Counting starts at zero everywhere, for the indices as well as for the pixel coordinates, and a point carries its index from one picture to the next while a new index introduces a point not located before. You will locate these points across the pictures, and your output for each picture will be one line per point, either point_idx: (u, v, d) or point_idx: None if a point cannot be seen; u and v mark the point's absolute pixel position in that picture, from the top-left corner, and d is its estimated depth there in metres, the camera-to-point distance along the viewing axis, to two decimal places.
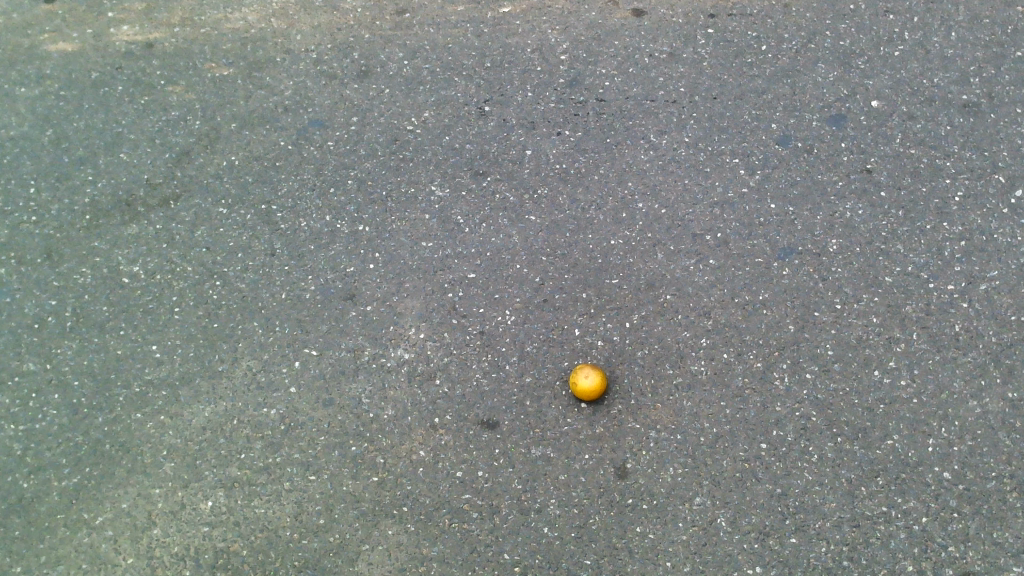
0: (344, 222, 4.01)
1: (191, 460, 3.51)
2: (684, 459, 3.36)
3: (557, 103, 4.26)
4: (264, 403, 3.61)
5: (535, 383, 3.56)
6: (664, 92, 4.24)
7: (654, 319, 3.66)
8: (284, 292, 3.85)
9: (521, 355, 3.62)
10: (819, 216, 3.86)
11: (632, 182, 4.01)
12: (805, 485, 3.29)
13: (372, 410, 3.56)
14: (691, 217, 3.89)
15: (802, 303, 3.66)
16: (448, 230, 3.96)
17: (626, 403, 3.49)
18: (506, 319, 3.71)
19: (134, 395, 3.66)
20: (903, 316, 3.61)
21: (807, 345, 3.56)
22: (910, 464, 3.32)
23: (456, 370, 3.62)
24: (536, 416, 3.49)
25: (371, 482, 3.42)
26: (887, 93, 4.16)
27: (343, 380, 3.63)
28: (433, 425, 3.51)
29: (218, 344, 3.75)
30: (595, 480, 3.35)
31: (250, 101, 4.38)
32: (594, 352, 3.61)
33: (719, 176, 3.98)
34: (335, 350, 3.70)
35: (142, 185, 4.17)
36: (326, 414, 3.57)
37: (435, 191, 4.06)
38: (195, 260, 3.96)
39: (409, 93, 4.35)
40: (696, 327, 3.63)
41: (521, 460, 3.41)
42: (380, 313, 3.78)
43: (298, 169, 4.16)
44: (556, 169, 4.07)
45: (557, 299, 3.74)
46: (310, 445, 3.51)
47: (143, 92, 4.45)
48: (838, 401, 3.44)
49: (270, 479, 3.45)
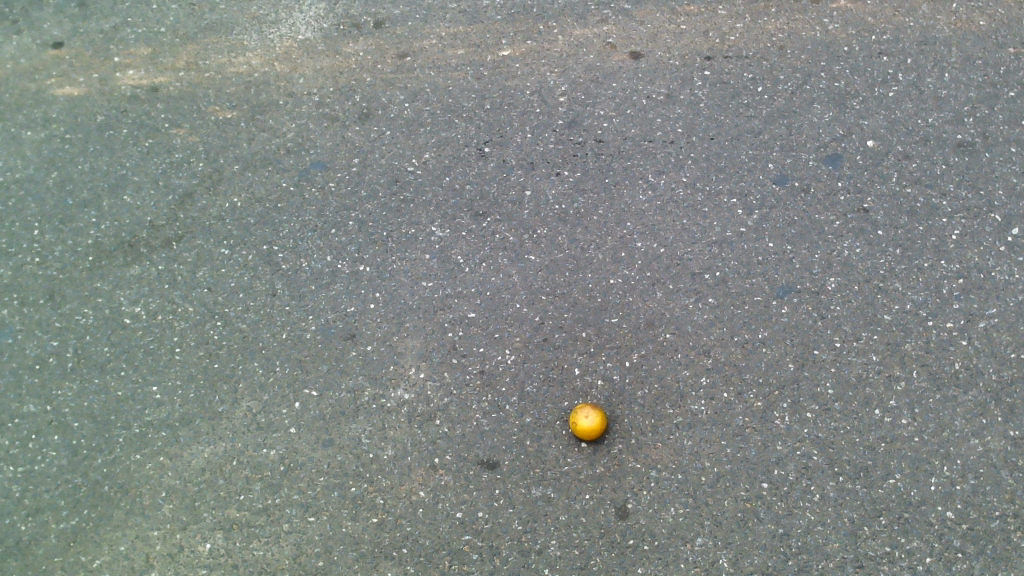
0: (345, 262, 4.04)
1: (189, 502, 3.49)
2: (685, 499, 3.34)
3: (556, 144, 4.32)
4: (264, 444, 3.60)
5: (535, 423, 3.56)
6: (662, 133, 4.29)
7: (654, 358, 3.67)
8: (285, 332, 3.87)
9: (521, 395, 3.63)
10: (817, 254, 3.88)
11: (631, 222, 4.05)
12: (807, 525, 3.26)
13: (372, 451, 3.55)
14: (689, 256, 3.92)
15: (802, 341, 3.66)
16: (449, 270, 3.98)
17: (627, 442, 3.48)
18: (506, 359, 3.72)
19: (134, 436, 3.65)
20: (902, 354, 3.62)
21: (807, 384, 3.56)
22: (913, 503, 3.29)
23: (457, 410, 3.61)
24: (536, 456, 3.48)
25: (371, 523, 3.39)
26: (882, 133, 4.21)
27: (343, 420, 3.63)
28: (433, 465, 3.50)
29: (218, 385, 3.76)
30: (596, 520, 3.32)
31: (253, 143, 4.45)
32: (595, 391, 3.61)
33: (717, 215, 4.01)
34: (335, 391, 3.71)
35: (145, 226, 4.22)
36: (326, 455, 3.56)
37: (436, 231, 4.10)
38: (197, 300, 3.99)
39: (410, 135, 4.41)
40: (695, 366, 3.63)
41: (521, 500, 3.39)
42: (381, 353, 3.79)
43: (300, 210, 4.21)
44: (555, 210, 4.11)
45: (557, 339, 3.75)
46: (309, 486, 3.49)
47: (148, 135, 4.53)
48: (839, 439, 3.43)
49: (269, 521, 3.43)
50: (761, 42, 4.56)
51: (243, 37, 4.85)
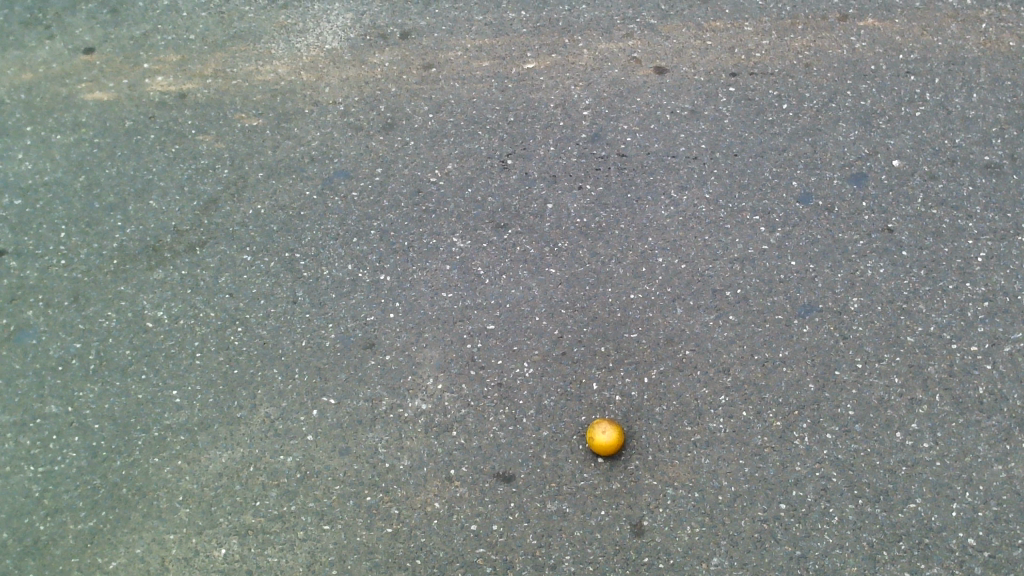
0: (366, 271, 4.07)
1: (206, 507, 3.51)
2: (701, 518, 3.31)
3: (579, 157, 4.32)
4: (281, 451, 3.62)
5: (551, 437, 3.54)
6: (685, 148, 4.29)
7: (673, 374, 3.64)
8: (305, 339, 3.89)
9: (538, 408, 3.62)
10: (840, 273, 3.85)
11: (652, 237, 4.03)
12: (825, 548, 3.22)
13: (388, 460, 3.56)
14: (710, 273, 3.90)
15: (823, 361, 3.63)
16: (469, 281, 3.99)
17: (643, 458, 3.46)
18: (524, 371, 3.71)
19: (153, 439, 3.68)
20: (925, 376, 3.57)
21: (828, 405, 3.52)
22: (933, 528, 3.24)
23: (473, 422, 3.61)
24: (552, 470, 3.47)
25: (385, 532, 3.39)
26: (908, 153, 4.18)
27: (360, 429, 3.64)
28: (448, 477, 3.50)
29: (237, 390, 3.78)
30: (611, 537, 3.30)
31: (278, 151, 4.49)
32: (612, 407, 3.60)
33: (739, 232, 4.00)
34: (353, 399, 3.72)
35: (170, 231, 4.26)
36: (342, 463, 3.57)
37: (457, 242, 4.11)
38: (218, 305, 4.02)
39: (433, 146, 4.43)
40: (714, 383, 3.61)
41: (536, 514, 3.37)
42: (399, 363, 3.80)
43: (323, 218, 4.24)
44: (577, 223, 4.11)
45: (575, 352, 3.74)
46: (325, 494, 3.50)
47: (175, 141, 4.58)
48: (859, 462, 3.39)
49: (284, 528, 3.44)
50: (787, 59, 4.54)
51: (271, 45, 4.90)
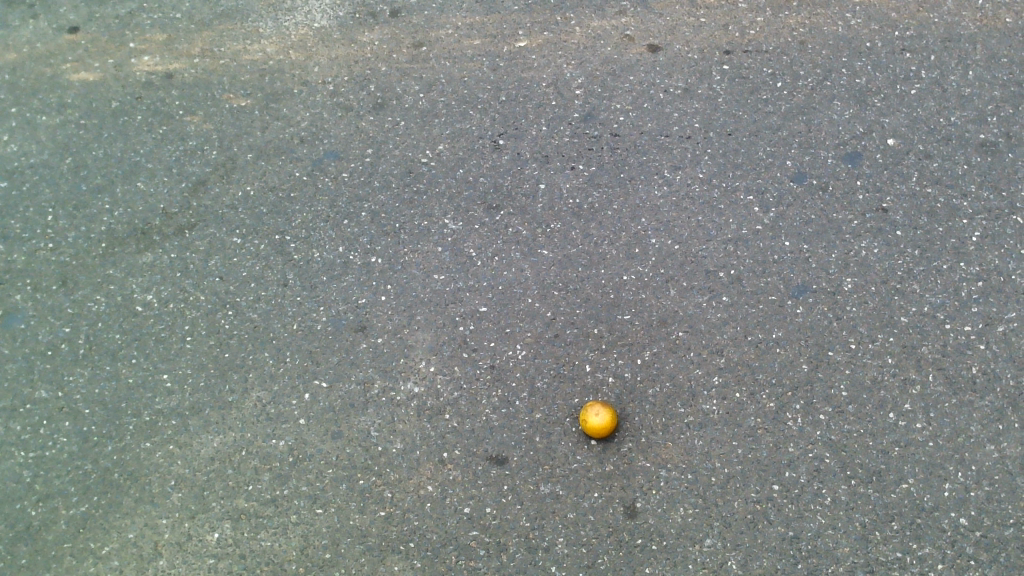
0: (357, 253, 4.04)
1: (199, 491, 3.51)
2: (694, 499, 3.31)
3: (571, 137, 4.27)
4: (273, 434, 3.61)
5: (544, 420, 3.53)
6: (679, 127, 4.24)
7: (666, 356, 3.62)
8: (296, 323, 3.88)
9: (531, 391, 3.60)
10: (834, 253, 3.81)
11: (645, 218, 4.00)
12: (818, 528, 3.21)
13: (381, 444, 3.55)
14: (704, 254, 3.87)
15: (816, 342, 3.60)
16: (461, 263, 3.96)
17: (636, 441, 3.45)
18: (516, 354, 3.70)
19: (144, 424, 3.67)
20: (919, 357, 3.54)
21: (821, 385, 3.50)
22: (926, 509, 3.23)
23: (466, 405, 3.60)
24: (545, 452, 3.46)
25: (378, 516, 3.39)
26: (903, 131, 4.14)
27: (352, 413, 3.63)
28: (441, 460, 3.49)
29: (228, 374, 3.77)
30: (604, 519, 3.30)
31: (267, 132, 4.44)
32: (605, 389, 3.58)
33: (733, 212, 3.96)
34: (345, 383, 3.70)
35: (159, 214, 4.23)
36: (335, 447, 3.56)
37: (448, 224, 4.08)
38: (208, 289, 4.00)
39: (424, 126, 4.38)
40: (707, 365, 3.59)
41: (529, 497, 3.37)
42: (391, 346, 3.77)
43: (312, 201, 4.21)
44: (569, 204, 4.07)
45: (568, 335, 3.72)
46: (317, 478, 3.49)
47: (162, 122, 4.52)
48: (852, 442, 3.37)
49: (277, 511, 3.44)
50: (782, 36, 4.48)
51: (259, 24, 4.83)
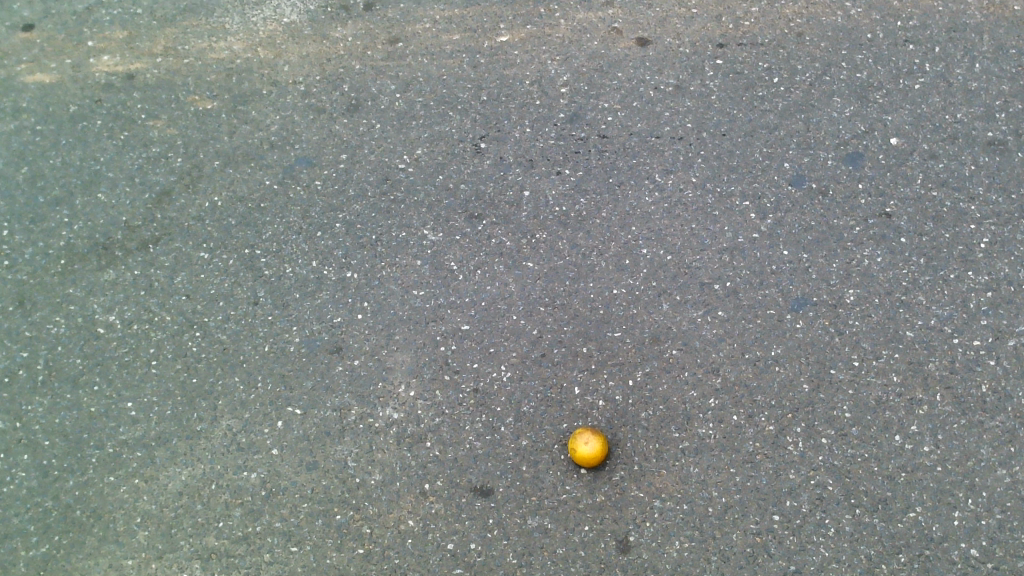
0: (331, 268, 3.81)
1: (166, 529, 3.32)
2: (690, 532, 3.13)
3: (556, 139, 4.03)
4: (244, 466, 3.41)
5: (531, 447, 3.34)
6: (670, 128, 4.00)
7: (658, 377, 3.43)
8: (268, 345, 3.66)
9: (517, 416, 3.41)
10: (835, 263, 3.60)
11: (636, 226, 3.78)
12: (821, 562, 3.04)
13: (359, 475, 3.35)
14: (698, 264, 3.65)
15: (818, 359, 3.40)
16: (441, 278, 3.74)
17: (629, 469, 3.26)
18: (501, 376, 3.49)
19: (108, 456, 3.47)
20: (926, 374, 3.35)
21: (823, 407, 3.31)
22: (935, 539, 3.05)
23: (448, 432, 3.40)
24: (533, 482, 3.27)
25: (357, 554, 3.21)
26: (907, 130, 3.91)
27: (328, 442, 3.43)
28: (422, 492, 3.30)
29: (196, 401, 3.56)
30: (595, 554, 3.13)
31: (235, 137, 4.19)
32: (595, 413, 3.39)
33: (728, 219, 3.74)
34: (320, 409, 3.50)
35: (121, 228, 3.98)
36: (310, 479, 3.37)
37: (427, 235, 3.85)
38: (174, 308, 3.78)
39: (401, 129, 4.13)
40: (702, 385, 3.39)
41: (516, 531, 3.19)
42: (368, 369, 3.57)
43: (284, 211, 3.97)
44: (556, 212, 3.85)
45: (555, 354, 3.52)
46: (292, 513, 3.31)
47: (123, 127, 4.26)
48: (856, 468, 3.19)
49: (249, 550, 3.25)
50: (778, 28, 4.24)
51: (225, 20, 4.55)
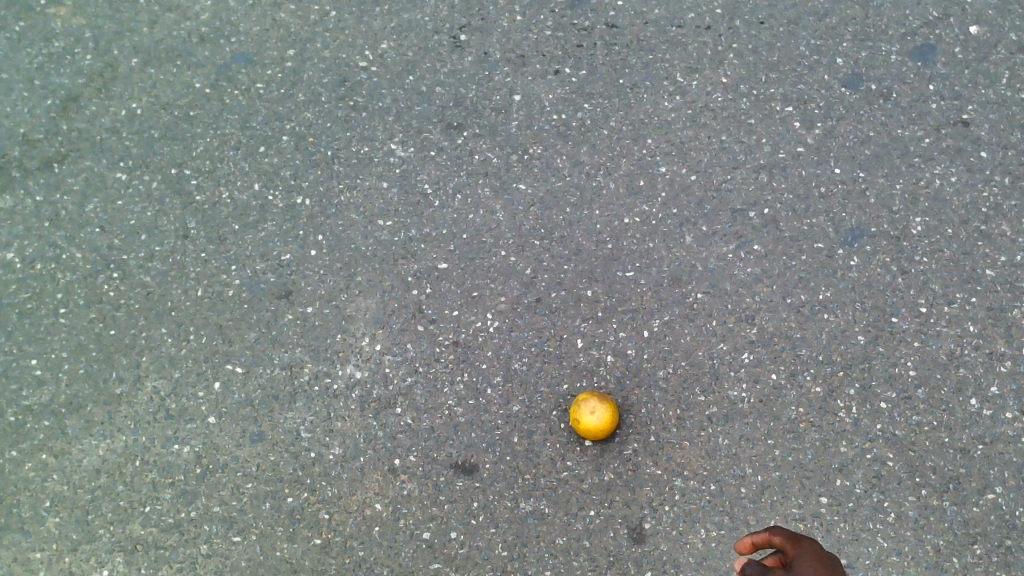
0: (278, 192, 3.10)
1: (81, 515, 2.73)
2: (718, 518, 2.58)
3: (554, 30, 3.24)
4: (174, 438, 2.80)
5: (524, 415, 2.74)
6: (696, 15, 3.21)
7: (680, 327, 2.79)
8: (201, 288, 2.98)
9: (506, 376, 2.79)
10: (899, 184, 2.92)
11: (652, 138, 3.06)
12: (877, 554, 2.51)
13: (314, 449, 2.76)
14: (729, 186, 2.96)
15: (876, 304, 2.76)
16: (413, 204, 3.04)
17: (643, 441, 2.67)
18: (486, 326, 2.85)
19: (8, 426, 2.85)
20: (1010, 323, 2.73)
21: (882, 363, 2.69)
22: (1017, 527, 2.52)
23: (423, 396, 2.79)
24: (526, 458, 2.69)
25: (313, 545, 2.66)
26: (990, 15, 3.15)
27: (276, 408, 2.81)
28: (392, 469, 2.72)
29: (115, 359, 2.91)
30: (603, 545, 2.59)
31: (156, 28, 3.38)
32: (602, 372, 2.77)
33: (767, 129, 3.02)
34: (266, 368, 2.86)
35: (18, 142, 3.23)
36: (255, 453, 2.77)
37: (395, 150, 3.13)
38: (86, 243, 3.08)
39: (361, 17, 3.34)
40: (734, 337, 2.76)
41: (507, 518, 2.64)
42: (325, 317, 2.92)
43: (218, 122, 3.22)
44: (553, 121, 3.11)
45: (553, 299, 2.87)
46: (233, 496, 2.72)
47: (18, 15, 3.44)
48: (923, 439, 2.61)
49: (182, 541, 2.69)
50: None
51: None
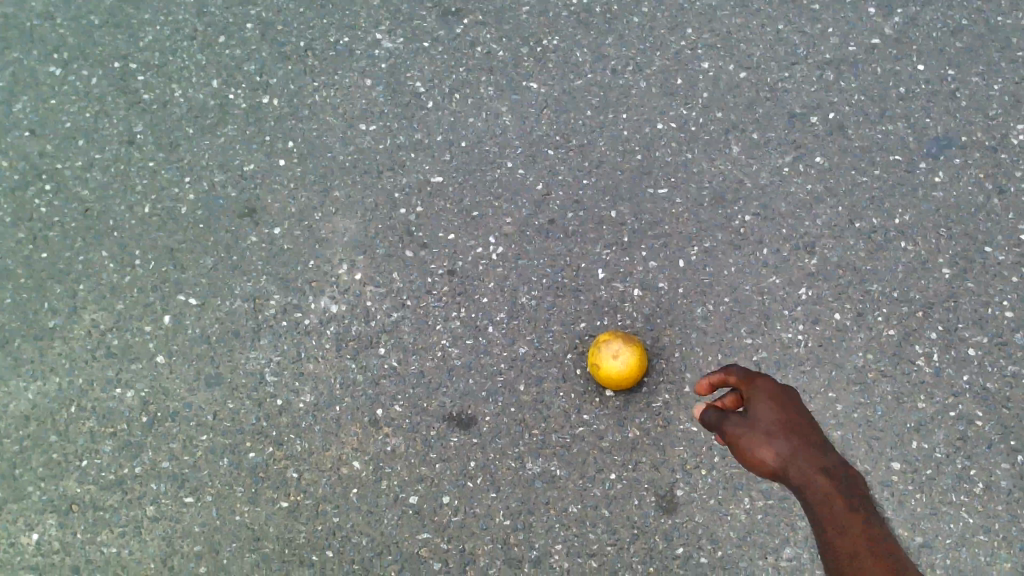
0: (240, 90, 2.57)
1: (7, 470, 2.31)
2: (766, 486, 2.16)
3: None
4: (117, 381, 2.36)
5: (532, 359, 2.28)
6: None
7: (723, 255, 2.30)
8: (149, 204, 2.50)
9: (512, 312, 2.32)
10: (996, 85, 2.39)
11: (695, 26, 2.49)
12: (961, 532, 2.08)
13: (281, 396, 2.31)
14: (787, 86, 2.42)
15: (965, 231, 2.28)
16: (401, 106, 2.51)
17: (676, 392, 2.22)
18: (488, 252, 2.37)
19: None
20: None
21: (972, 302, 2.23)
22: None
23: (411, 334, 2.33)
24: (534, 410, 2.24)
25: (278, 509, 2.23)
26: None
27: (236, 347, 2.36)
28: (373, 421, 2.27)
29: (48, 286, 2.45)
30: (626, 515, 2.17)
31: None
32: (627, 309, 2.29)
33: (836, 16, 2.45)
34: (226, 299, 2.40)
35: None
36: (211, 400, 2.32)
37: (381, 40, 2.57)
38: (10, 148, 2.56)
39: None
40: (788, 269, 2.28)
41: (510, 481, 2.21)
42: (294, 240, 2.43)
43: (167, 4, 2.65)
44: (574, 4, 2.53)
45: (569, 221, 2.37)
46: (186, 450, 2.29)
47: None
48: (1018, 395, 2.16)
49: (125, 502, 2.27)
50: None
51: None
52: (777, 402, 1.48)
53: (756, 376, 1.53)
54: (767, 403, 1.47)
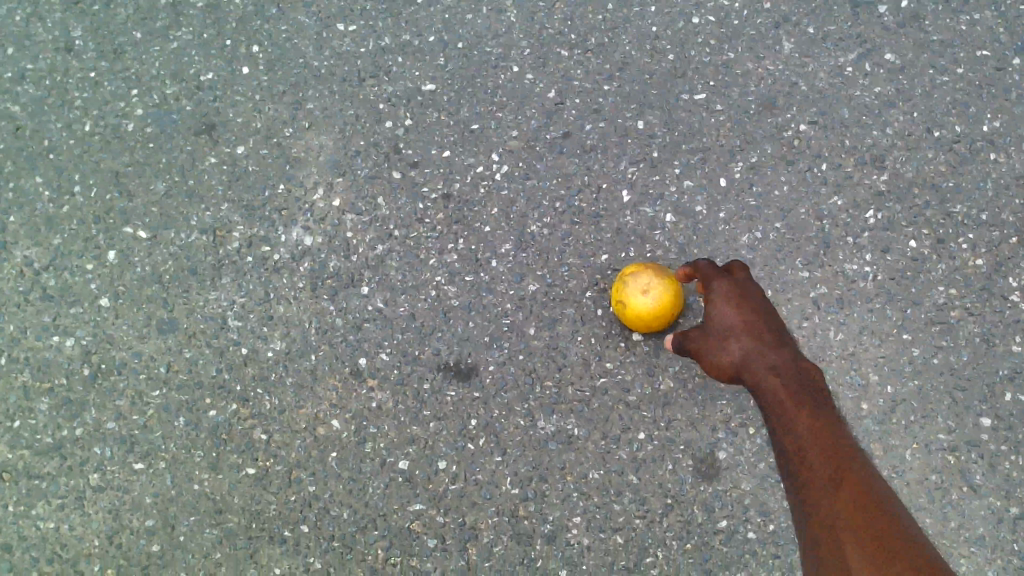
0: None
1: None
2: None
3: None
4: (53, 328, 1.99)
5: (544, 299, 1.91)
6: None
7: (773, 172, 1.93)
8: (88, 120, 2.09)
9: (520, 243, 1.94)
10: None
11: None
12: None
13: (246, 345, 1.95)
14: None
15: None
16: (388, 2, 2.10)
17: None
18: (490, 172, 1.99)
19: None
20: None
21: None
22: None
23: (400, 271, 1.95)
24: (547, 359, 1.88)
25: (245, 477, 1.89)
26: None
27: (195, 287, 1.99)
28: (356, 373, 1.91)
29: None
30: (656, 482, 1.83)
31: None
32: (657, 237, 1.91)
33: None
34: (180, 230, 2.02)
35: None
36: (165, 349, 1.96)
37: None
38: None
39: None
40: (853, 188, 1.92)
41: (518, 442, 1.85)
42: (260, 161, 2.05)
43: None
44: None
45: (588, 134, 1.98)
46: (135, 408, 1.93)
47: None
48: None
49: (64, 470, 1.91)
50: None
51: None
52: (736, 305, 1.57)
53: (712, 279, 1.61)
54: (728, 306, 1.56)
